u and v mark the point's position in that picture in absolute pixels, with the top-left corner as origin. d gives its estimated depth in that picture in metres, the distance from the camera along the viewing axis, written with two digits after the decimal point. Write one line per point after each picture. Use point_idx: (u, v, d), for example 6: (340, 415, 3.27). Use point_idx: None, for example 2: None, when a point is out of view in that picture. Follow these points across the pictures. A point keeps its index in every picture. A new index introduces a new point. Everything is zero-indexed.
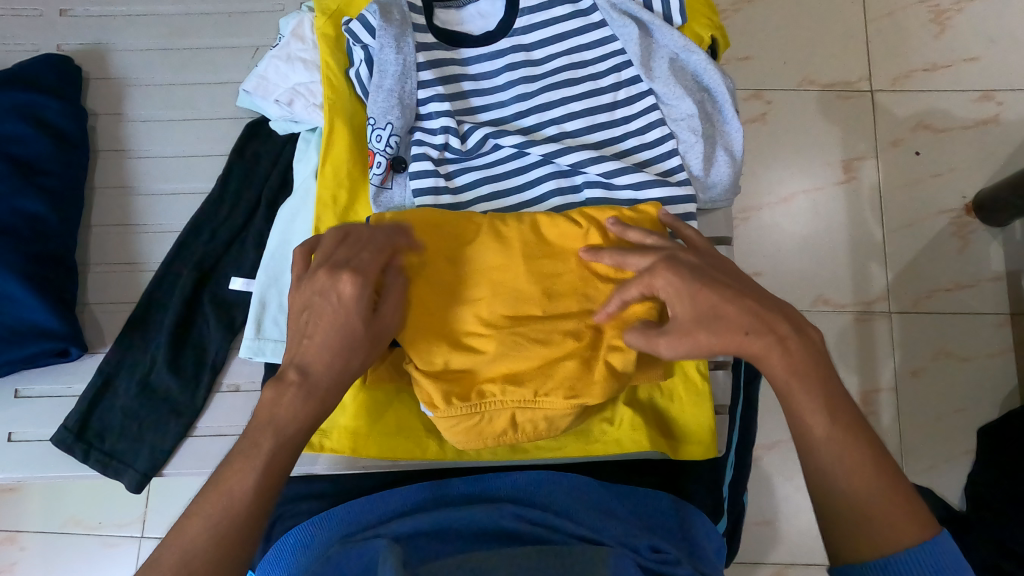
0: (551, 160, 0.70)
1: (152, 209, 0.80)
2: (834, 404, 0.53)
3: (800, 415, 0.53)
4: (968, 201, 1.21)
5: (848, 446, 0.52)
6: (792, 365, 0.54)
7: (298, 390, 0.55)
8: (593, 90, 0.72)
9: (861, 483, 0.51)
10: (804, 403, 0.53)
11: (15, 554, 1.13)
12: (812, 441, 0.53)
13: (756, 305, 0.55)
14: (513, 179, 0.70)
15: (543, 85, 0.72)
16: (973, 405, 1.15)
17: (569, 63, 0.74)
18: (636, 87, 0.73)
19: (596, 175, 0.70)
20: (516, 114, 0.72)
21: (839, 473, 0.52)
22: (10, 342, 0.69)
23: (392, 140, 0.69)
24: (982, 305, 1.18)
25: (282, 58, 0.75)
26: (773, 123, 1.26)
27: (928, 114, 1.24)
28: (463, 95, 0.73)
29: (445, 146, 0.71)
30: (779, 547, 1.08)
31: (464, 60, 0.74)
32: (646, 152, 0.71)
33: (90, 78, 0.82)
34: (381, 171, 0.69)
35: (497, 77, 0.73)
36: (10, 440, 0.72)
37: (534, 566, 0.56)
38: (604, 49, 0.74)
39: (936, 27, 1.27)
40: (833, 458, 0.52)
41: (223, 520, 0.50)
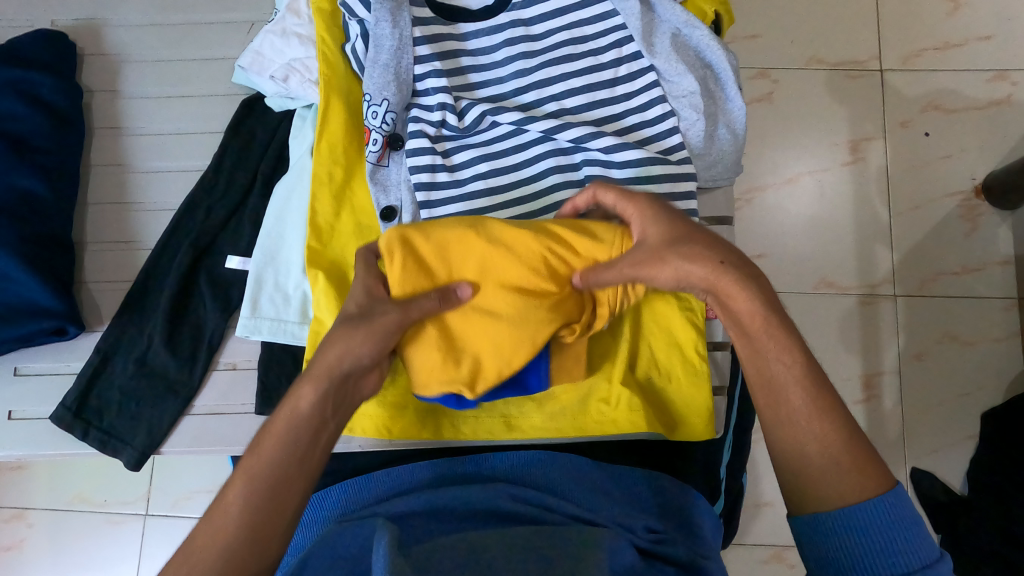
0: (551, 136, 0.69)
1: (148, 186, 0.79)
2: (800, 360, 0.53)
3: (764, 363, 0.53)
4: (977, 183, 1.19)
5: (814, 394, 0.52)
6: (761, 305, 0.53)
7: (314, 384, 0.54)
8: (592, 66, 0.71)
9: (826, 432, 0.51)
10: (769, 348, 0.53)
11: (24, 530, 1.15)
12: (781, 391, 0.52)
13: (725, 246, 0.55)
14: (512, 157, 0.69)
15: (543, 60, 0.71)
16: (977, 390, 1.15)
17: (570, 38, 0.72)
18: (638, 62, 0.72)
19: (596, 151, 0.68)
20: (515, 90, 0.71)
21: (803, 423, 0.52)
22: (7, 321, 0.69)
23: (388, 117, 0.68)
24: (989, 290, 1.17)
25: (277, 33, 0.73)
26: (779, 102, 1.24)
27: (938, 94, 1.22)
28: (461, 70, 0.72)
29: (442, 123, 0.70)
30: (780, 529, 1.08)
31: (462, 35, 0.72)
32: (648, 130, 0.70)
33: (85, 54, 0.81)
34: (377, 149, 0.68)
35: (496, 52, 0.72)
36: (11, 418, 0.72)
37: (529, 547, 0.56)
38: (605, 24, 0.72)
39: (950, 4, 1.24)
40: (799, 407, 0.52)
41: (221, 535, 0.49)
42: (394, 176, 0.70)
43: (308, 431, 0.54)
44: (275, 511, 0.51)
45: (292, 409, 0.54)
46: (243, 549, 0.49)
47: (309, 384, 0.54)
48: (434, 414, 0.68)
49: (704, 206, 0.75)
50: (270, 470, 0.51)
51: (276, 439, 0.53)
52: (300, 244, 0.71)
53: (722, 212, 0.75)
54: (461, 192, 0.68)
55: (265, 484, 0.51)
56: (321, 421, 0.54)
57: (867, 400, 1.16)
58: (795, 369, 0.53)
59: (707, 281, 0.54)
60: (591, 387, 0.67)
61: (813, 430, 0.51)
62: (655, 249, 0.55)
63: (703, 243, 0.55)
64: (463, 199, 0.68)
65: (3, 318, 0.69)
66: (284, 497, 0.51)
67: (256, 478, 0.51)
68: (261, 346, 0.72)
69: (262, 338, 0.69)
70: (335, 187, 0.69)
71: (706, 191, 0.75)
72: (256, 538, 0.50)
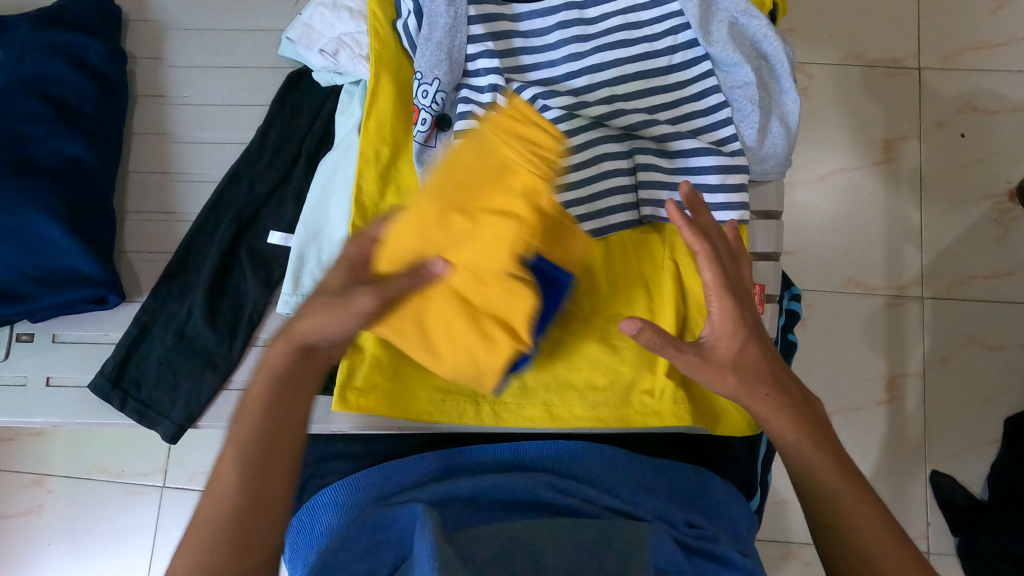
0: (602, 123, 0.68)
1: (188, 157, 0.78)
2: (840, 465, 0.59)
3: (814, 475, 0.58)
4: (1012, 186, 1.18)
5: (859, 505, 0.57)
6: (801, 426, 0.59)
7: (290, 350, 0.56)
8: (647, 53, 0.70)
9: (878, 538, 0.55)
10: (821, 462, 0.58)
11: (42, 496, 1.15)
12: (828, 500, 0.57)
13: (779, 370, 0.60)
14: None
15: (596, 45, 0.70)
16: (1001, 395, 1.14)
17: (623, 23, 0.70)
18: (693, 51, 0.70)
19: (649, 140, 0.68)
20: (568, 74, 0.70)
21: (856, 531, 0.56)
22: (49, 286, 0.69)
23: (438, 96, 0.67)
24: (1019, 295, 1.16)
25: (328, 6, 0.72)
26: (815, 97, 1.22)
27: (977, 95, 1.20)
28: (513, 52, 0.70)
29: (491, 105, 0.68)
30: (798, 527, 1.08)
31: (515, 16, 0.71)
32: (701, 121, 0.69)
33: (130, 20, 0.80)
34: (425, 129, 0.67)
35: (548, 35, 0.71)
36: (49, 384, 0.72)
37: (573, 536, 0.55)
38: (661, 10, 0.71)
39: (993, 2, 1.22)
40: (853, 515, 0.56)
41: (223, 502, 0.51)
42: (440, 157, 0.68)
43: (284, 396, 0.55)
44: (270, 470, 0.53)
45: (269, 377, 0.55)
46: (247, 506, 0.51)
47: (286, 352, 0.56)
48: (474, 396, 0.68)
49: (754, 200, 0.73)
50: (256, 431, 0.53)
51: (256, 406, 0.54)
52: (344, 222, 0.70)
53: (772, 206, 0.74)
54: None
55: (260, 449, 0.53)
56: (296, 389, 0.56)
57: (890, 402, 1.15)
58: (843, 484, 0.58)
59: (772, 402, 0.59)
60: (635, 378, 0.67)
61: (861, 521, 0.56)
62: (721, 360, 0.58)
63: (759, 369, 0.59)
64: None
65: (45, 283, 0.69)
66: (275, 456, 0.53)
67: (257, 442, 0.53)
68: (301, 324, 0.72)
69: (303, 316, 0.69)
70: (382, 167, 0.69)
71: (757, 183, 0.74)
72: (259, 500, 0.52)
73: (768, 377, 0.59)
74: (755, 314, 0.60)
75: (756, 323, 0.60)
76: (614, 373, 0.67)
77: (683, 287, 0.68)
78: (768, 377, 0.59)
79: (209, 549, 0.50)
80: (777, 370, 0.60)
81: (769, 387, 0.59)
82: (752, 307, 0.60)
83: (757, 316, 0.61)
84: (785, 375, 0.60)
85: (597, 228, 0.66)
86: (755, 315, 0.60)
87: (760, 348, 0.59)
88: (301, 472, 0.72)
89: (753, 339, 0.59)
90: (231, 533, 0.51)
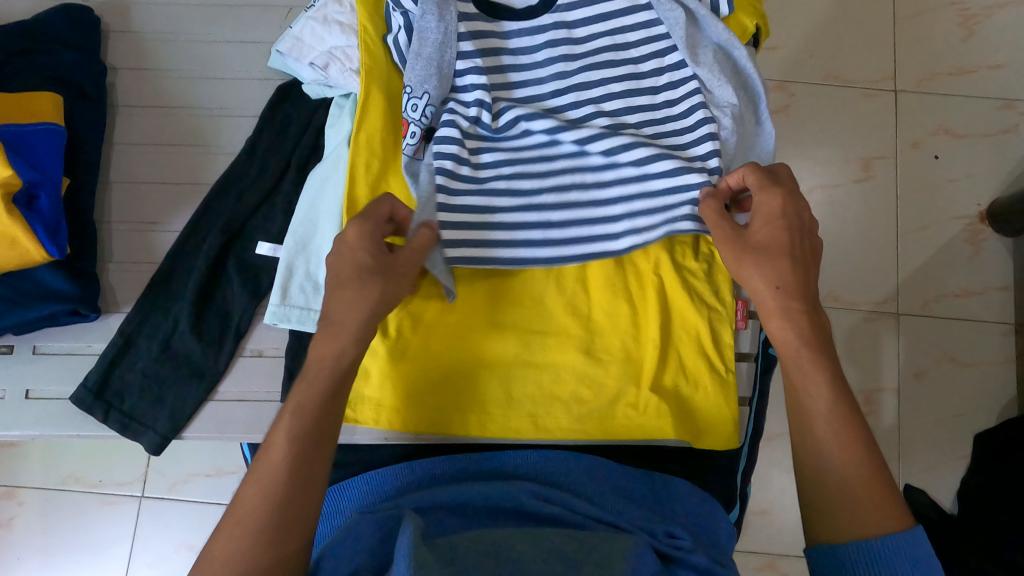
0: (583, 146, 0.69)
1: (177, 165, 0.79)
2: (835, 386, 0.58)
3: (802, 389, 0.59)
4: (982, 208, 1.22)
5: (845, 442, 0.56)
6: (808, 337, 0.59)
7: (327, 337, 0.58)
8: (633, 73, 0.71)
9: (850, 462, 0.56)
10: (813, 375, 0.58)
11: (14, 508, 1.13)
12: (812, 414, 0.58)
13: (807, 274, 0.61)
14: (539, 165, 0.69)
15: (583, 64, 0.71)
16: (972, 412, 1.17)
17: (612, 44, 0.72)
18: (680, 71, 0.72)
19: (627, 163, 0.68)
20: (553, 93, 0.71)
21: (828, 449, 0.57)
22: (16, 303, 0.68)
23: (428, 110, 0.67)
24: (988, 314, 1.19)
25: (318, 20, 0.73)
26: (795, 115, 1.25)
27: (949, 118, 1.24)
28: (501, 68, 0.71)
29: (477, 120, 0.69)
30: (776, 538, 1.09)
31: (504, 34, 0.72)
32: (684, 140, 0.70)
33: (111, 30, 0.80)
34: (414, 142, 0.67)
35: (536, 52, 0.72)
36: (28, 397, 0.71)
37: (552, 547, 0.55)
38: (648, 32, 0.72)
39: (964, 31, 1.26)
40: (829, 432, 0.57)
41: (270, 477, 0.53)
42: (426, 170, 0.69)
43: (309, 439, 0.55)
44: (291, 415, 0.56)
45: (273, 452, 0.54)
46: (302, 437, 0.55)
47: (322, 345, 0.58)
48: (462, 408, 0.67)
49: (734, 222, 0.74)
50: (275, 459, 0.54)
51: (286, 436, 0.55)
52: (334, 232, 0.70)
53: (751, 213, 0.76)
54: (482, 188, 0.67)
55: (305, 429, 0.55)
56: (296, 459, 0.54)
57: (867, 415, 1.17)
58: (833, 407, 0.57)
59: (785, 298, 0.60)
60: (620, 392, 0.68)
61: (836, 460, 0.56)
62: (750, 247, 0.61)
63: (786, 264, 0.60)
64: (487, 195, 0.67)
65: (14, 300, 0.68)
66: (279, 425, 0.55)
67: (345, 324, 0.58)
68: (289, 334, 0.73)
69: (290, 326, 0.69)
70: (370, 179, 0.69)
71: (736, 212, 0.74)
72: (302, 470, 0.54)
73: (788, 269, 0.60)
74: (804, 217, 0.62)
75: (801, 223, 0.62)
76: (599, 386, 0.68)
77: (668, 298, 0.70)
78: (792, 273, 0.60)
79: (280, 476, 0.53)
80: (804, 272, 0.61)
81: (787, 281, 0.60)
82: (799, 207, 0.62)
83: (803, 217, 0.62)
84: (813, 274, 0.61)
85: (561, 253, 0.67)
86: (799, 212, 0.62)
87: (797, 249, 0.61)
88: None
89: (787, 230, 0.61)
90: (296, 438, 0.55)
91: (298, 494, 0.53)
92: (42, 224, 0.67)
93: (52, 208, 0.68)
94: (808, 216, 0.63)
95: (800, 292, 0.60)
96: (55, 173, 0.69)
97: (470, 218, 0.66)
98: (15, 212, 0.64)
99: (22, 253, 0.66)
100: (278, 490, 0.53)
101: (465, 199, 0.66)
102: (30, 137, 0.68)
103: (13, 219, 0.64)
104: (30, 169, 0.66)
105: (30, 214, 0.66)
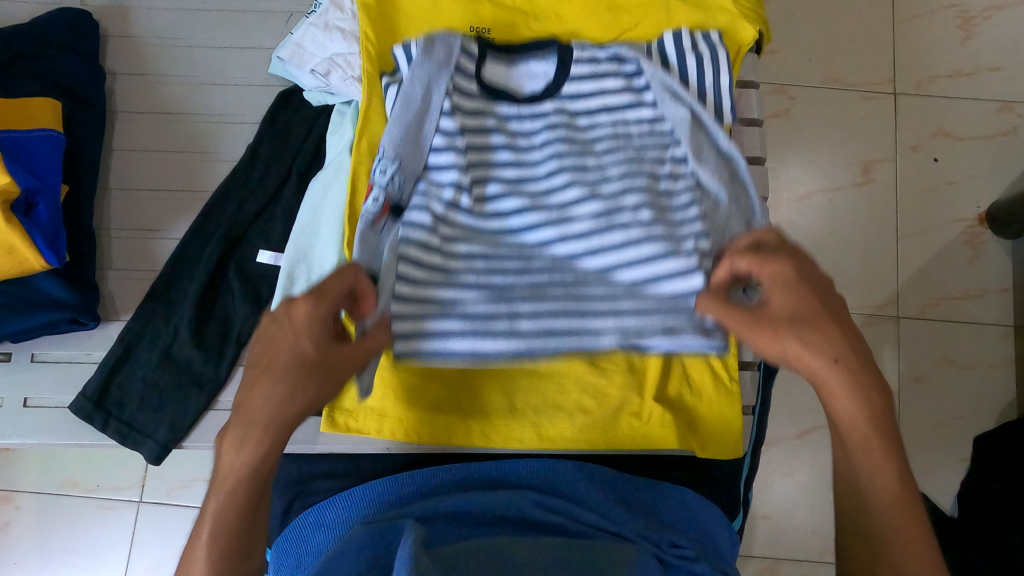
0: (560, 225, 0.65)
1: (176, 172, 0.78)
2: (901, 471, 0.54)
3: (864, 477, 0.55)
4: (981, 211, 1.22)
5: (910, 535, 0.53)
6: (873, 416, 0.54)
7: (240, 434, 0.52)
8: (635, 159, 0.67)
9: (917, 555, 0.53)
10: (878, 462, 0.54)
11: (10, 513, 1.12)
12: (875, 503, 0.54)
13: (853, 341, 0.55)
14: (512, 261, 0.65)
15: (581, 147, 0.68)
16: (972, 414, 1.17)
17: (614, 132, 0.69)
18: (682, 167, 0.68)
19: (609, 253, 0.64)
20: (547, 174, 0.67)
21: (896, 544, 0.53)
22: (17, 311, 0.68)
23: (396, 177, 0.64)
24: (987, 316, 1.19)
25: (320, 26, 0.73)
26: (795, 119, 1.25)
27: (949, 121, 1.24)
28: (484, 145, 0.67)
29: (454, 200, 0.65)
30: (776, 541, 1.09)
31: (502, 114, 0.69)
32: (676, 229, 0.65)
33: (108, 35, 0.80)
34: (376, 208, 0.63)
35: (535, 135, 0.69)
36: (27, 405, 0.71)
37: (555, 556, 0.55)
38: (653, 125, 0.69)
39: (963, 33, 1.26)
40: (894, 523, 0.54)
41: None
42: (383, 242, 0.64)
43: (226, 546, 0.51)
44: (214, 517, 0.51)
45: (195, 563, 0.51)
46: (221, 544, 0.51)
47: (244, 441, 0.52)
48: (465, 419, 0.67)
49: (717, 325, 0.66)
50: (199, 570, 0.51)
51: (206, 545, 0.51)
52: (335, 242, 0.70)
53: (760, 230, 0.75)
54: (448, 280, 0.63)
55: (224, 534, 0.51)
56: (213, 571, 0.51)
57: None
58: (897, 495, 0.54)
59: (846, 373, 0.54)
60: (624, 401, 0.67)
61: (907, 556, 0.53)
62: (779, 327, 0.56)
63: (829, 333, 0.55)
64: (455, 286, 0.63)
65: (14, 309, 0.68)
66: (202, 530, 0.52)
67: (268, 422, 0.52)
68: None
69: None
70: (373, 186, 0.68)
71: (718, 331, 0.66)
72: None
73: (836, 339, 0.54)
74: (822, 280, 0.58)
75: (822, 288, 0.57)
76: (601, 399, 0.67)
77: None
78: (840, 344, 0.54)
79: None
80: (851, 340, 0.55)
81: (842, 354, 0.54)
82: (809, 270, 0.58)
83: (821, 281, 0.58)
84: (860, 339, 0.56)
85: (520, 348, 0.63)
86: (811, 276, 0.57)
87: (832, 317, 0.55)
88: (286, 490, 0.71)
89: (812, 298, 0.56)
90: (217, 546, 0.51)
91: None
92: (41, 232, 0.66)
93: (52, 218, 0.67)
94: (820, 277, 0.58)
95: (858, 365, 0.54)
96: (56, 182, 0.68)
97: (431, 309, 0.62)
98: (14, 221, 0.64)
99: (20, 262, 0.66)
100: None
101: (427, 288, 0.62)
102: (30, 144, 0.67)
103: (11, 229, 0.64)
104: (28, 177, 0.65)
105: (29, 223, 0.66)
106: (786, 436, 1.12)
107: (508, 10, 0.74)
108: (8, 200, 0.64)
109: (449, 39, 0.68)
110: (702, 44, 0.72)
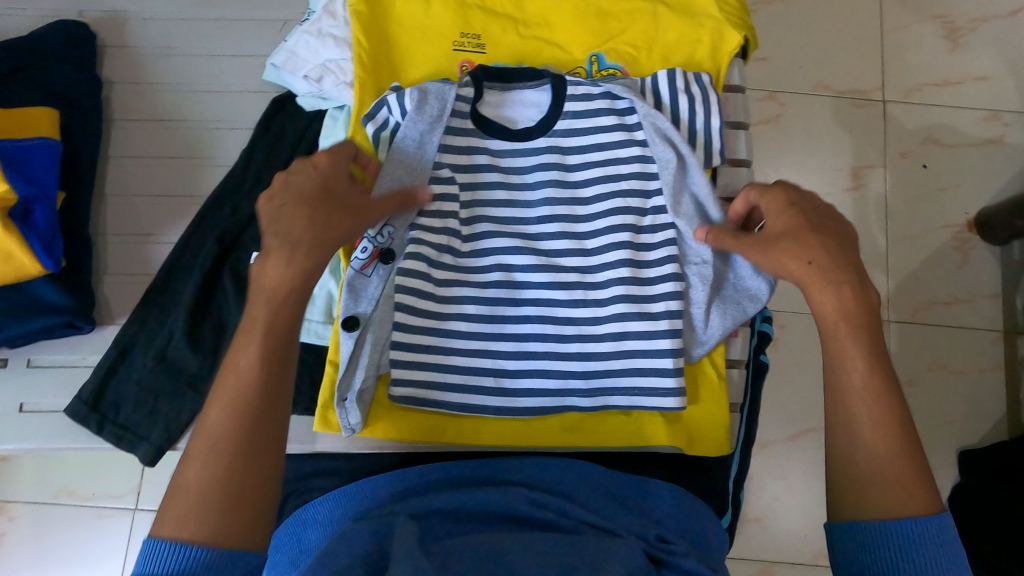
0: (551, 271, 0.68)
1: (172, 177, 0.79)
2: (872, 361, 0.58)
3: (836, 364, 0.58)
4: (970, 217, 1.23)
5: (878, 419, 0.56)
6: (843, 312, 0.59)
7: (281, 255, 0.57)
8: (622, 208, 0.69)
9: (882, 440, 0.55)
10: (847, 349, 0.58)
11: (5, 524, 1.12)
12: (847, 388, 0.57)
13: (840, 251, 0.61)
14: (505, 310, 0.67)
15: (571, 194, 0.70)
16: (963, 418, 1.17)
17: (603, 175, 0.70)
18: (661, 217, 0.69)
19: (591, 300, 0.67)
20: (538, 219, 0.69)
21: (860, 424, 0.56)
22: (16, 316, 0.69)
23: (386, 230, 0.66)
24: (978, 321, 1.20)
25: (313, 33, 0.74)
26: (785, 125, 1.26)
27: (937, 129, 1.26)
28: (473, 185, 0.70)
29: (447, 248, 0.68)
30: (769, 544, 1.10)
31: (496, 151, 0.71)
32: (648, 289, 0.67)
33: (106, 45, 0.81)
34: (363, 256, 0.65)
35: (528, 174, 0.71)
36: (22, 410, 0.71)
37: (545, 549, 0.56)
38: (642, 168, 0.70)
39: (949, 43, 1.28)
40: (859, 404, 0.57)
41: (240, 402, 0.53)
42: (373, 288, 0.66)
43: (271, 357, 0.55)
44: (247, 343, 0.55)
45: (237, 383, 0.54)
46: (267, 359, 0.55)
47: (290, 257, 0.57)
48: (456, 417, 0.68)
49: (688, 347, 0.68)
50: (245, 385, 0.54)
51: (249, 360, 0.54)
52: None
53: None
54: (441, 327, 0.66)
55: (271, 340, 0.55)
56: (254, 382, 0.54)
57: None
58: (866, 381, 0.57)
59: (818, 271, 0.60)
60: None
61: (868, 437, 0.56)
62: (769, 237, 0.62)
63: (813, 241, 0.61)
64: (445, 334, 0.66)
65: (11, 314, 0.69)
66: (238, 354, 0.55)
67: (307, 236, 0.58)
68: None
69: None
70: None
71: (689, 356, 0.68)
72: (264, 404, 0.54)
73: (818, 246, 0.60)
74: (820, 204, 0.63)
75: (817, 209, 0.63)
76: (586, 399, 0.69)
77: None
78: (820, 249, 0.60)
79: (243, 406, 0.53)
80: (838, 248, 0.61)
81: (819, 257, 0.60)
82: (806, 196, 0.64)
83: (819, 206, 0.63)
84: (847, 246, 0.61)
85: (505, 407, 0.66)
86: (804, 198, 0.63)
87: (822, 230, 0.61)
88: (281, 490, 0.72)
89: (801, 215, 0.62)
90: (261, 355, 0.55)
91: (258, 428, 0.53)
92: (37, 238, 0.67)
93: (49, 224, 0.68)
94: (814, 199, 0.64)
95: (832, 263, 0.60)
96: (52, 187, 0.69)
97: (424, 361, 0.65)
98: (14, 229, 0.65)
99: (18, 268, 0.66)
100: (239, 436, 0.52)
101: (416, 338, 0.65)
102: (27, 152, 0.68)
103: (10, 237, 0.65)
104: (27, 184, 0.66)
105: (26, 229, 0.67)
106: (779, 439, 1.13)
107: (498, 17, 0.76)
108: (5, 208, 0.65)
109: (443, 90, 0.69)
110: (695, 85, 0.72)
